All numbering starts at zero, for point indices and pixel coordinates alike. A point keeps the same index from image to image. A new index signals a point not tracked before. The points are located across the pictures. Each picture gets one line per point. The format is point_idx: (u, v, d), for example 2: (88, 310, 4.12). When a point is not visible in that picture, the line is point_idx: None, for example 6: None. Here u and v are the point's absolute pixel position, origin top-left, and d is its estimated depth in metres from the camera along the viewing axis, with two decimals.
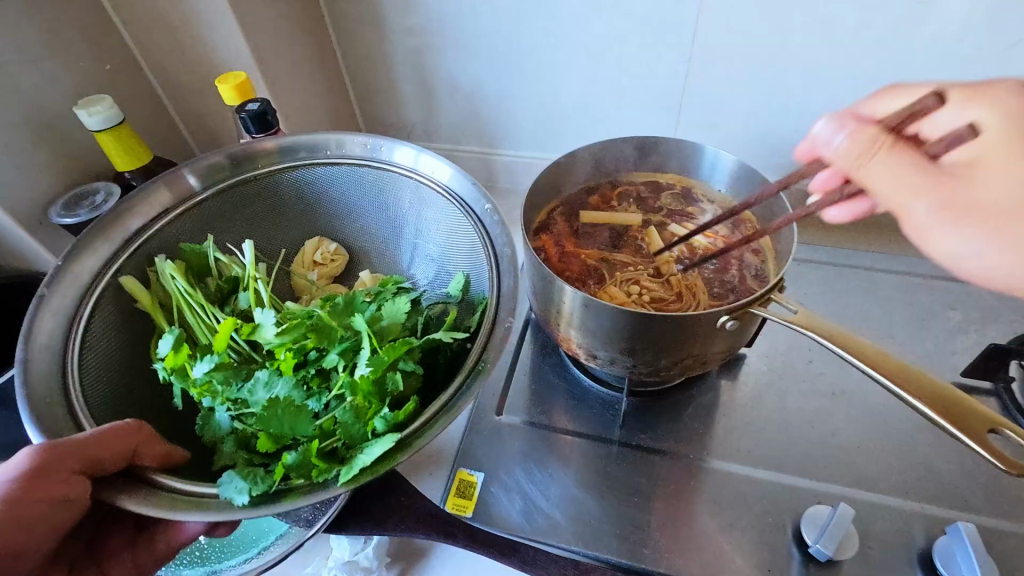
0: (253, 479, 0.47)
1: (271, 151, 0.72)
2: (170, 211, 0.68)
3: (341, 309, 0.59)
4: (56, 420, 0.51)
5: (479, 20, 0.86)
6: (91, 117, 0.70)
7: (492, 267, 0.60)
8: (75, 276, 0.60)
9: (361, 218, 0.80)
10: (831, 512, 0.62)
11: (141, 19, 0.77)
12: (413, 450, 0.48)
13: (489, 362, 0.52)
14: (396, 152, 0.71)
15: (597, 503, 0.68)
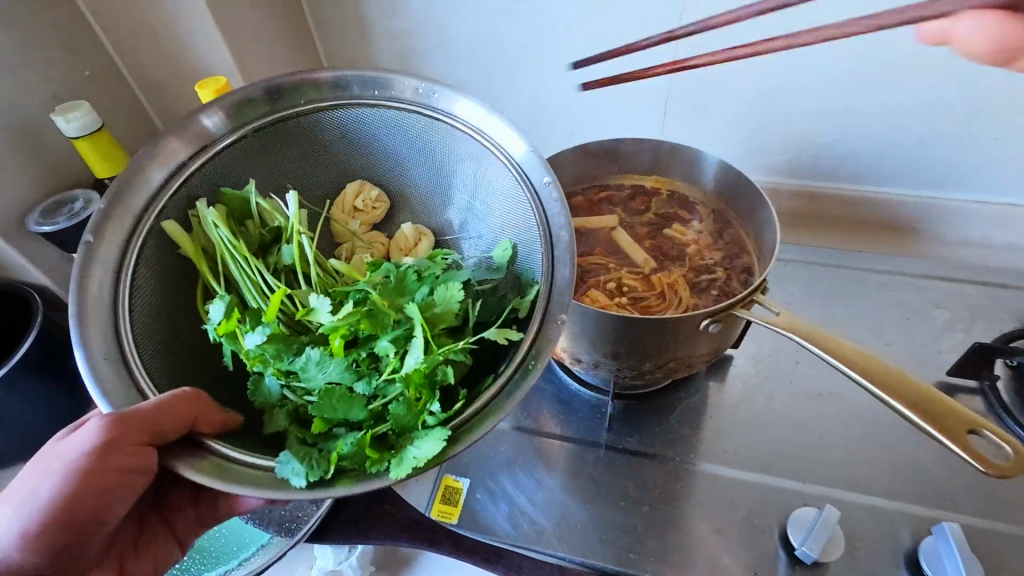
0: (309, 464, 0.45)
1: (310, 87, 0.62)
2: (201, 151, 0.60)
3: (393, 288, 0.56)
4: (114, 385, 0.49)
5: (464, 22, 0.85)
6: (69, 124, 0.70)
7: (546, 257, 0.55)
8: (123, 217, 0.55)
9: (403, 167, 0.70)
10: (817, 514, 0.62)
11: (119, 24, 0.76)
12: (466, 446, 0.46)
13: (539, 362, 0.49)
14: (454, 99, 0.60)
15: (583, 508, 0.68)
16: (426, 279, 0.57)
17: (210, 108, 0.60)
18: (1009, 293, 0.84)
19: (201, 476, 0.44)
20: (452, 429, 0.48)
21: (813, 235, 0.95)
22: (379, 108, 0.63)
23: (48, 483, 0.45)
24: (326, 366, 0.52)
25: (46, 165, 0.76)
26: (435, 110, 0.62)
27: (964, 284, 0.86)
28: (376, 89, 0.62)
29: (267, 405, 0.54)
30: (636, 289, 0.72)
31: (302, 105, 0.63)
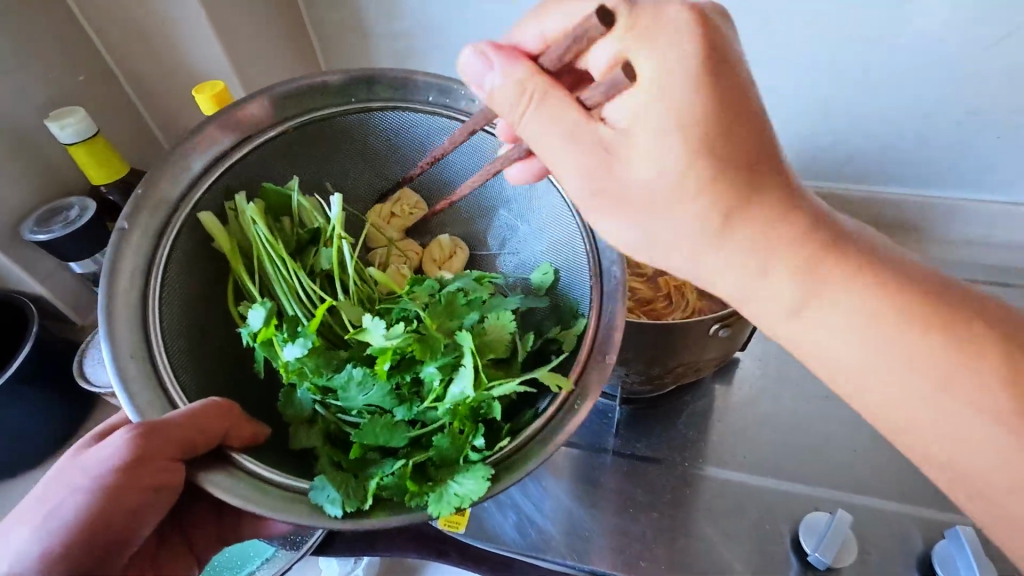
0: (346, 492, 0.46)
1: (369, 85, 0.60)
2: (247, 142, 0.58)
3: (442, 310, 0.54)
4: (141, 389, 0.48)
5: (464, 24, 0.85)
6: (63, 130, 0.68)
7: (598, 283, 0.55)
8: (155, 208, 0.53)
9: (444, 173, 0.68)
10: (829, 518, 0.62)
11: (113, 28, 0.75)
12: (505, 487, 0.47)
13: (583, 406, 0.49)
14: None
15: (592, 515, 0.67)
16: (474, 301, 0.56)
17: (252, 96, 0.57)
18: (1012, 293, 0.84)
19: (229, 493, 0.44)
20: (492, 465, 0.48)
21: None
22: (433, 118, 0.61)
23: (77, 492, 0.44)
24: (371, 390, 0.52)
25: (40, 172, 0.75)
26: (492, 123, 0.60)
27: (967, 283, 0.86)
28: (435, 95, 0.60)
29: (296, 419, 0.54)
30: (642, 293, 0.72)
31: (355, 104, 0.60)
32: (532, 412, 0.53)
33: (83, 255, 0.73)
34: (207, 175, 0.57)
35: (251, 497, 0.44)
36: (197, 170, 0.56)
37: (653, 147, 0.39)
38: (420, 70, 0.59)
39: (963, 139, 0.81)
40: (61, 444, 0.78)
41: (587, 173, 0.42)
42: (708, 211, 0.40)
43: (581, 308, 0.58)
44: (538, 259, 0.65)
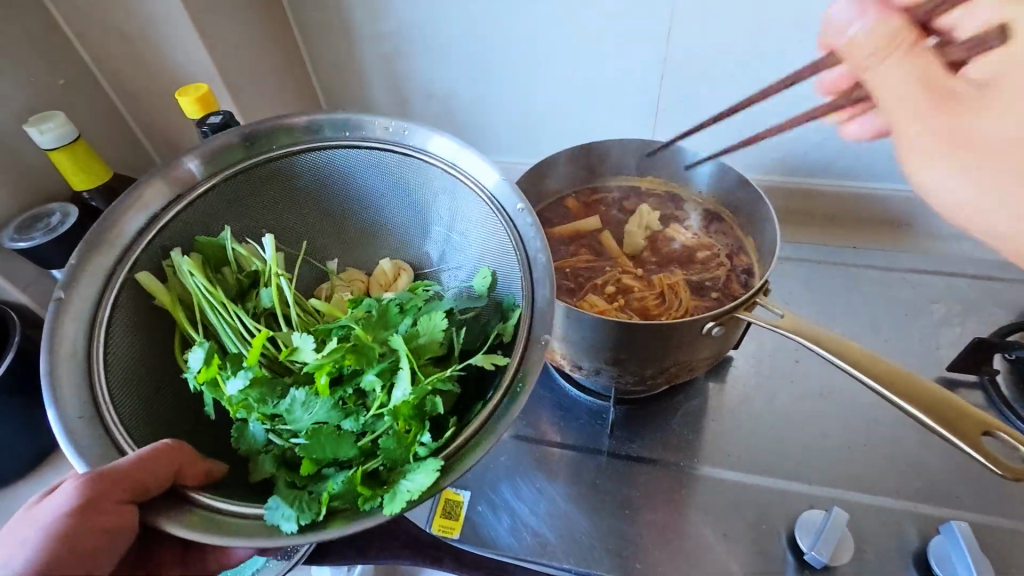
0: (299, 505, 0.44)
1: (287, 129, 0.62)
2: (181, 199, 0.59)
3: (375, 322, 0.56)
4: (93, 444, 0.46)
5: (452, 26, 0.84)
6: (43, 135, 0.67)
7: (523, 277, 0.54)
8: (97, 267, 0.54)
9: (381, 209, 0.69)
10: (825, 516, 0.62)
11: (95, 31, 0.74)
12: (463, 471, 0.45)
13: (527, 381, 0.48)
14: (430, 137, 0.61)
15: (587, 518, 0.66)
16: (408, 316, 0.58)
17: (189, 155, 0.60)
18: (1003, 286, 0.84)
19: (187, 531, 0.43)
20: (445, 457, 0.47)
21: (806, 233, 0.95)
22: (353, 150, 0.63)
23: (26, 545, 0.41)
24: (312, 406, 0.51)
25: (19, 179, 0.73)
26: (408, 148, 0.62)
27: (957, 278, 0.86)
28: (348, 131, 0.63)
29: (252, 451, 0.52)
30: (633, 291, 0.71)
31: (273, 151, 0.62)
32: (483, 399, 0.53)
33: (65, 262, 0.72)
34: (149, 232, 0.58)
35: (209, 532, 0.43)
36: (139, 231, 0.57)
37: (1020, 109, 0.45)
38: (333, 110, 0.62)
39: None
40: (47, 454, 0.77)
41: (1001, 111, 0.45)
42: None
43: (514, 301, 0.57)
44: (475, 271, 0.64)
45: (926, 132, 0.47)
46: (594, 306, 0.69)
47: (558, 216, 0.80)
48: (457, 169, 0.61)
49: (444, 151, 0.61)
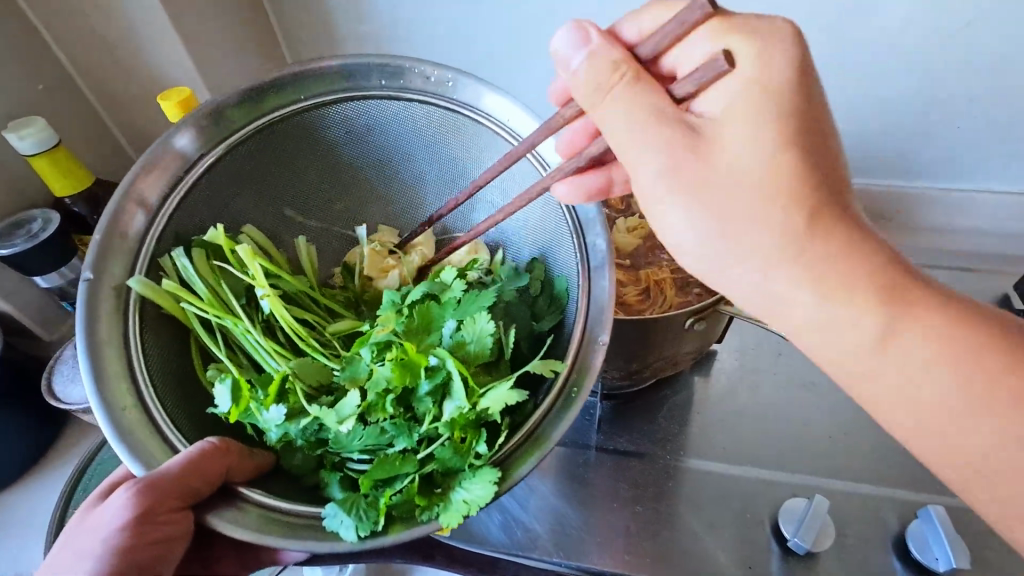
0: (355, 514, 0.46)
1: (317, 78, 0.61)
2: (205, 157, 0.60)
3: (417, 328, 0.56)
4: (141, 430, 0.50)
5: (435, 27, 0.85)
6: (23, 141, 0.66)
7: (581, 266, 0.57)
8: (123, 246, 0.56)
9: (410, 159, 0.69)
10: (807, 503, 0.63)
11: (73, 35, 0.73)
12: (513, 482, 0.48)
13: (581, 390, 0.51)
14: (482, 91, 0.61)
15: (576, 513, 0.67)
16: (450, 316, 0.57)
17: (175, 132, 0.58)
18: (974, 276, 0.89)
19: (241, 529, 0.46)
20: (498, 462, 0.49)
21: None
22: (390, 99, 0.63)
23: (91, 555, 0.44)
24: (362, 431, 0.52)
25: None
26: (450, 100, 0.62)
27: (931, 269, 0.90)
28: (385, 78, 0.62)
29: (297, 466, 0.55)
30: (619, 285, 0.73)
31: (308, 98, 0.62)
32: (535, 399, 0.55)
33: (47, 269, 0.71)
34: (174, 196, 0.59)
35: (261, 528, 0.46)
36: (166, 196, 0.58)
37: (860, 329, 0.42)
38: (365, 55, 0.61)
39: (924, 130, 0.84)
40: (31, 463, 0.76)
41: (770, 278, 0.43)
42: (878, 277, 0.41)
43: (569, 282, 0.60)
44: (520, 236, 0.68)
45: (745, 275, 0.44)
46: None
47: None
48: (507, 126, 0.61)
49: (497, 109, 0.61)
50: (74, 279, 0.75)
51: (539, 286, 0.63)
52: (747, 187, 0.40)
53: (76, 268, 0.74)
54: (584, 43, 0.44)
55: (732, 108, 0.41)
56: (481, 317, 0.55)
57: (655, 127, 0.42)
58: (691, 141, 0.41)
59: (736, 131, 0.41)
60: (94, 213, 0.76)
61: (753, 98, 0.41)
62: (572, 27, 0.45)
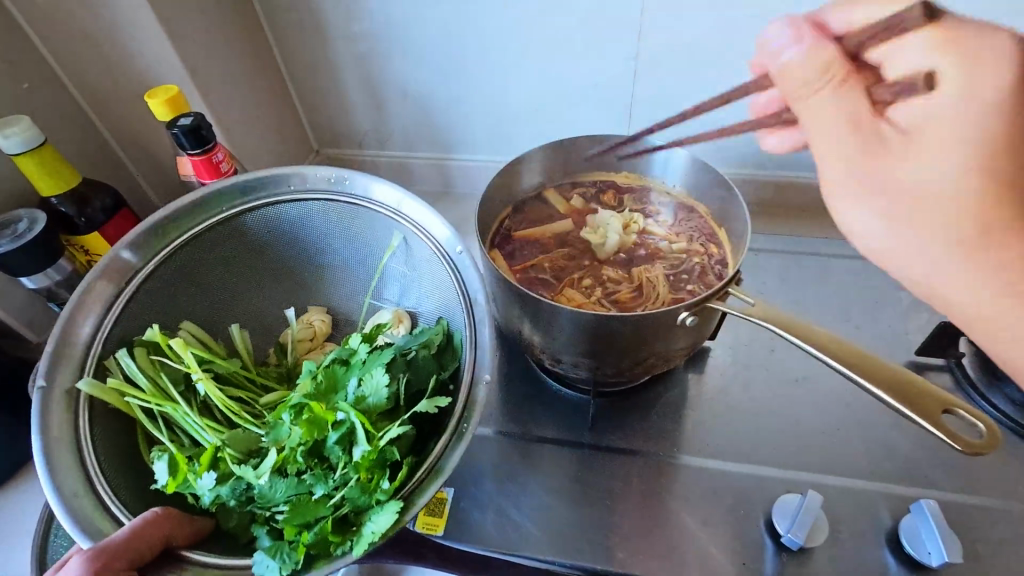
0: (279, 558, 0.47)
1: (232, 190, 0.69)
2: (141, 271, 0.65)
3: (323, 390, 0.58)
4: (85, 507, 0.51)
5: (424, 24, 0.84)
6: (8, 140, 0.65)
7: (469, 325, 0.60)
8: (71, 352, 0.59)
9: (329, 249, 0.75)
10: (801, 499, 0.63)
11: (57, 33, 0.72)
12: (416, 512, 0.50)
13: (470, 422, 0.53)
14: (372, 184, 0.69)
15: (570, 512, 0.67)
16: (352, 376, 0.58)
17: (121, 245, 0.64)
18: None
19: None
20: (403, 496, 0.51)
21: (779, 225, 0.98)
22: (298, 200, 0.71)
23: None
24: (282, 482, 0.52)
25: None
26: (348, 195, 0.70)
27: None
28: (292, 184, 0.70)
29: (239, 525, 0.55)
30: (611, 283, 0.73)
31: (227, 209, 0.69)
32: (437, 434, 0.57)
33: (34, 270, 0.70)
34: (116, 304, 0.63)
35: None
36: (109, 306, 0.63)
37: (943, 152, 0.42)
38: (275, 167, 0.70)
39: None
40: (20, 466, 0.75)
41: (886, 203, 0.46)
42: (982, 198, 0.42)
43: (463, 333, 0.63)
44: (425, 308, 0.71)
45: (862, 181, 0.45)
46: (571, 300, 0.70)
47: (538, 213, 0.82)
48: (400, 215, 0.68)
49: (388, 199, 0.68)
50: (61, 280, 0.74)
51: (442, 341, 0.65)
52: (936, 202, 0.43)
53: (62, 268, 0.73)
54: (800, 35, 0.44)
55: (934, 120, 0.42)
56: (377, 371, 0.56)
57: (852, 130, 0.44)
58: (877, 146, 0.44)
59: (939, 124, 0.42)
60: (81, 214, 0.75)
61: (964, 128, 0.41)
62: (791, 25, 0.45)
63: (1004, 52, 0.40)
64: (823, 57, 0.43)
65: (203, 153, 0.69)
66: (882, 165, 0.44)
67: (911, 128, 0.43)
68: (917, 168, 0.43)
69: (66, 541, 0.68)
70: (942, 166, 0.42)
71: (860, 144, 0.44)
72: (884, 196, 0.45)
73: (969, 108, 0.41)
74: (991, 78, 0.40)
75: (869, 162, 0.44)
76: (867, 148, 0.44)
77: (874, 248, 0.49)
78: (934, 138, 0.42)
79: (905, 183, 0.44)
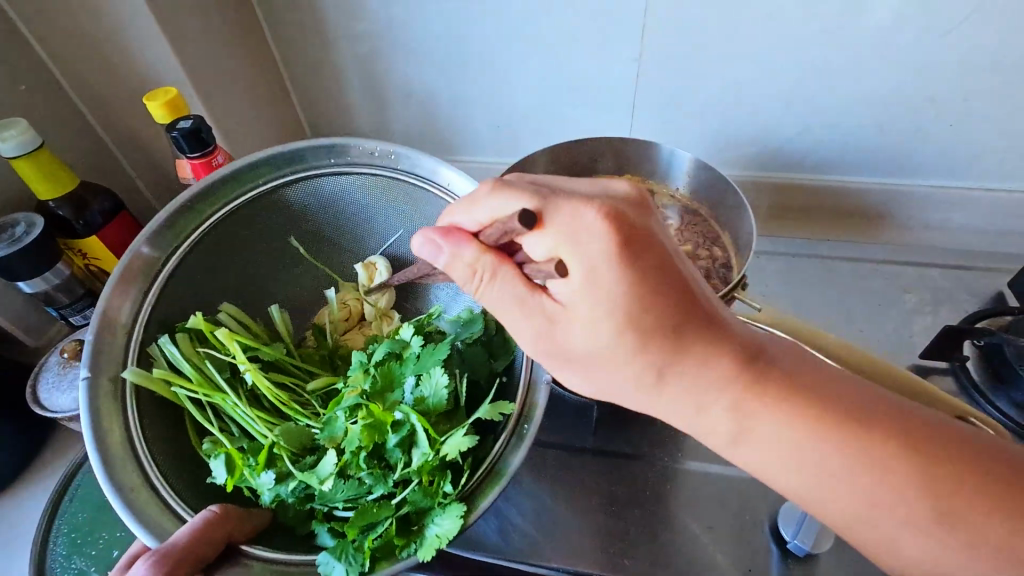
0: (346, 560, 0.48)
1: (272, 163, 0.66)
2: (181, 248, 0.63)
3: (380, 387, 0.57)
4: (142, 502, 0.53)
5: (424, 25, 0.83)
6: (4, 143, 0.64)
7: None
8: (115, 346, 0.59)
9: (370, 227, 0.73)
10: (807, 505, 0.63)
11: (54, 34, 0.71)
12: (479, 515, 0.51)
13: (531, 426, 0.55)
14: (425, 161, 0.66)
15: (575, 517, 0.67)
16: (408, 372, 0.57)
17: (139, 240, 0.61)
18: (971, 275, 0.88)
19: None
20: (465, 498, 0.53)
21: (782, 227, 0.97)
22: (338, 175, 0.68)
23: None
24: (343, 483, 0.53)
25: None
26: (391, 170, 0.67)
27: (928, 268, 0.90)
28: (335, 156, 0.67)
29: (293, 521, 0.56)
30: None
31: (267, 181, 0.67)
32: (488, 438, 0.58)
33: (31, 274, 0.69)
34: (153, 286, 0.62)
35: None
36: (145, 287, 0.61)
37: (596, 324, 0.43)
38: (317, 137, 0.66)
39: (921, 131, 0.83)
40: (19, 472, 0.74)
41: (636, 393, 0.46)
42: (642, 370, 0.44)
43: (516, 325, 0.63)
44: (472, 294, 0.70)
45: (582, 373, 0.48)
46: None
47: None
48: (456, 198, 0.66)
49: (434, 176, 0.66)
50: (59, 285, 0.73)
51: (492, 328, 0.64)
52: (600, 363, 0.45)
53: (60, 272, 0.72)
54: (436, 247, 0.44)
55: (574, 303, 0.43)
56: (435, 371, 0.55)
57: (523, 316, 0.45)
58: (546, 327, 0.45)
59: (579, 322, 0.43)
60: (79, 217, 0.74)
61: (592, 307, 0.42)
62: (424, 240, 0.45)
63: (600, 253, 0.40)
64: (471, 259, 0.44)
65: (203, 156, 0.69)
66: (551, 345, 0.46)
67: (566, 306, 0.43)
68: (577, 336, 0.44)
69: (65, 549, 0.67)
70: (581, 340, 0.44)
71: (528, 319, 0.45)
72: (567, 367, 0.48)
73: (582, 296, 0.42)
74: (606, 282, 0.41)
75: (549, 346, 0.46)
76: (537, 337, 0.46)
77: (638, 408, 0.48)
78: (593, 309, 0.42)
79: (579, 357, 0.46)
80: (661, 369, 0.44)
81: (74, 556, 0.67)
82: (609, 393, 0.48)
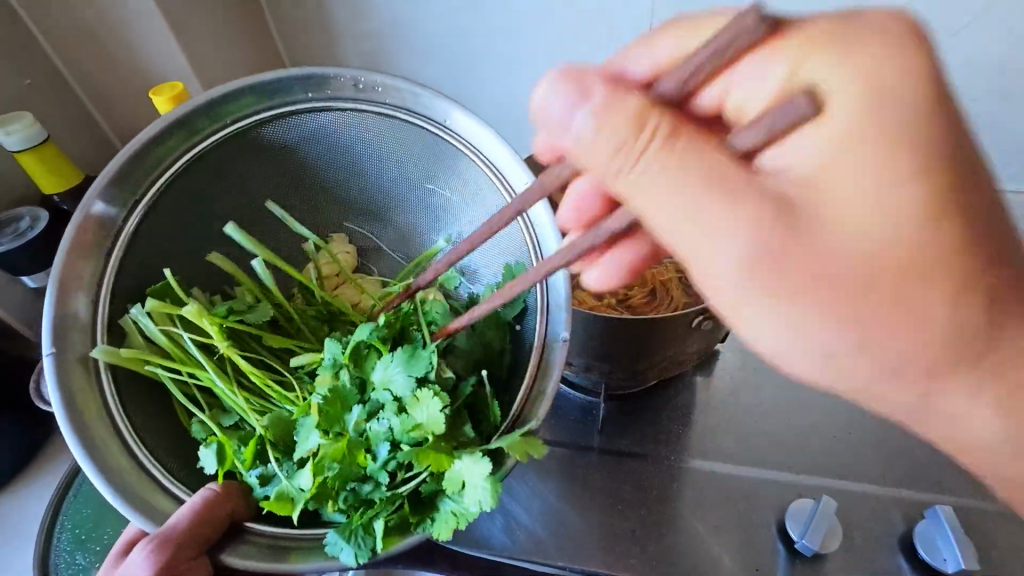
0: (355, 543, 0.47)
1: (239, 100, 0.60)
2: (141, 204, 0.59)
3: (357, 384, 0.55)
4: (136, 489, 0.51)
5: (432, 21, 0.83)
6: (9, 136, 0.64)
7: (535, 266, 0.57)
8: (81, 324, 0.56)
9: (357, 168, 0.68)
10: (814, 505, 0.63)
11: (59, 28, 0.71)
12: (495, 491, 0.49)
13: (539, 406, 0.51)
14: (416, 94, 0.60)
15: (578, 516, 0.66)
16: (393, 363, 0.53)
17: (92, 197, 0.56)
18: None
19: (251, 562, 0.49)
20: None
21: None
22: (318, 109, 0.62)
23: None
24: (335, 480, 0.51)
25: None
26: (380, 104, 0.61)
27: None
28: (311, 90, 0.61)
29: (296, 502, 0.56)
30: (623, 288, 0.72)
31: (235, 123, 0.61)
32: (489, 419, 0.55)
33: (35, 268, 0.69)
34: (116, 251, 0.58)
35: (267, 557, 0.49)
36: (103, 255, 0.57)
37: (859, 180, 0.32)
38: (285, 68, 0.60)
39: None
40: (19, 471, 0.74)
41: (853, 333, 0.35)
42: (918, 199, 0.32)
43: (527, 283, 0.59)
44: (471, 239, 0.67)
45: (797, 313, 0.36)
46: (585, 305, 0.68)
47: None
48: (452, 135, 0.60)
49: (431, 110, 0.60)
50: None
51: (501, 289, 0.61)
52: (856, 276, 0.33)
53: None
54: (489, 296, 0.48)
55: (838, 150, 0.32)
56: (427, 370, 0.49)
57: (747, 201, 0.33)
58: (785, 214, 0.33)
59: (853, 172, 0.32)
60: None
61: (878, 152, 0.32)
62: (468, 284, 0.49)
63: (906, 96, 0.32)
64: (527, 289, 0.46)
65: None
66: (800, 258, 0.34)
67: (809, 164, 0.33)
68: (831, 215, 0.33)
69: (69, 545, 0.67)
70: (844, 220, 0.33)
71: (755, 219, 0.33)
72: (803, 301, 0.35)
73: (843, 139, 0.32)
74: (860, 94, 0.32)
75: (787, 244, 0.33)
76: (776, 241, 0.33)
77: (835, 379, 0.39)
78: (859, 154, 0.32)
79: (833, 258, 0.33)
80: (939, 254, 0.33)
81: (78, 552, 0.67)
82: (825, 354, 0.37)
